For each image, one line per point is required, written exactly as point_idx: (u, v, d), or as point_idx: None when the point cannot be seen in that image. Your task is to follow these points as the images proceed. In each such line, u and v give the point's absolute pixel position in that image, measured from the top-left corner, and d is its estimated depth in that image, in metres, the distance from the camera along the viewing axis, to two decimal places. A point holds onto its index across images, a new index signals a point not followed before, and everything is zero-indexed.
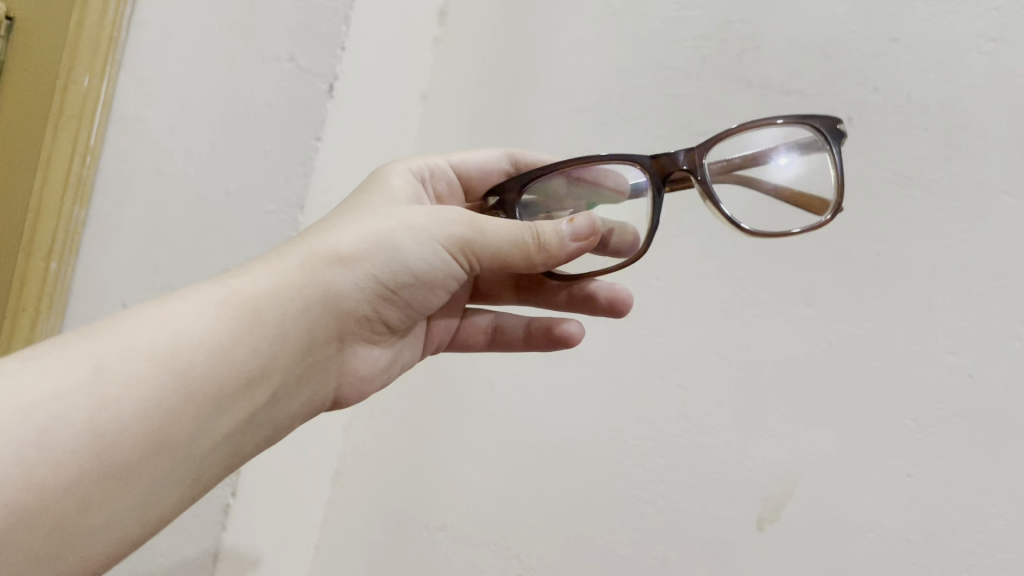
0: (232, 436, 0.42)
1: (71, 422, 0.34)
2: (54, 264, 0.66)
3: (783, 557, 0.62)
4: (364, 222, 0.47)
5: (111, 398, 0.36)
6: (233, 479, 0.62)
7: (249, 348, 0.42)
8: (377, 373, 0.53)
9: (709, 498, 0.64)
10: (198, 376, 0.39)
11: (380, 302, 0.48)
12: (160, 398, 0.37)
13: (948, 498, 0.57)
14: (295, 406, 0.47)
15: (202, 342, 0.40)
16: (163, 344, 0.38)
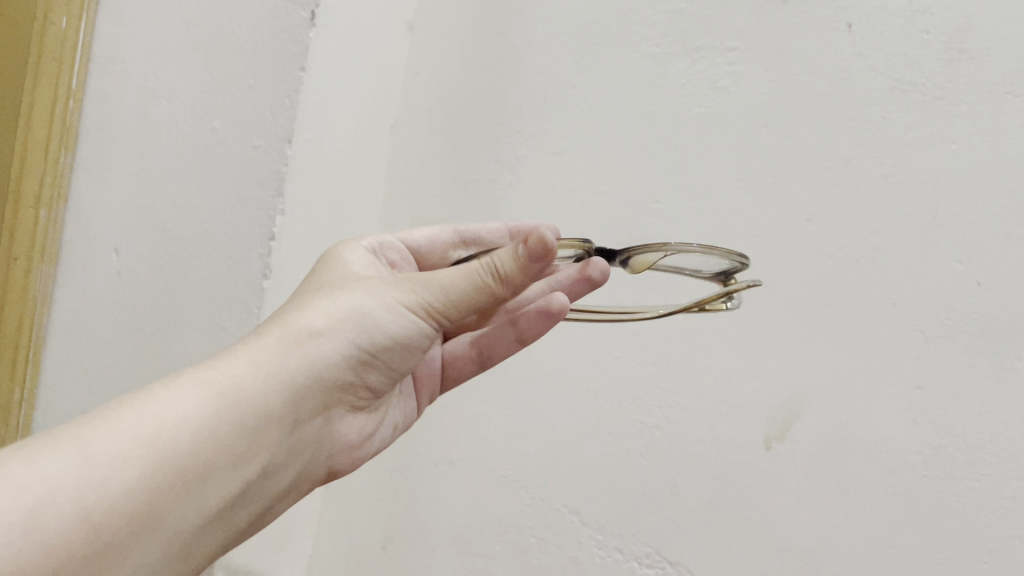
0: (223, 511, 0.41)
1: (59, 505, 0.33)
2: (44, 211, 0.67)
3: (790, 476, 0.61)
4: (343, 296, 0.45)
5: (100, 478, 0.34)
6: None
7: (237, 422, 0.40)
8: (365, 441, 0.51)
9: (715, 420, 0.64)
10: (190, 455, 0.38)
11: (366, 369, 0.46)
12: (150, 478, 0.36)
13: (958, 409, 0.56)
14: (287, 481, 0.45)
15: (189, 421, 0.38)
16: (147, 427, 0.37)
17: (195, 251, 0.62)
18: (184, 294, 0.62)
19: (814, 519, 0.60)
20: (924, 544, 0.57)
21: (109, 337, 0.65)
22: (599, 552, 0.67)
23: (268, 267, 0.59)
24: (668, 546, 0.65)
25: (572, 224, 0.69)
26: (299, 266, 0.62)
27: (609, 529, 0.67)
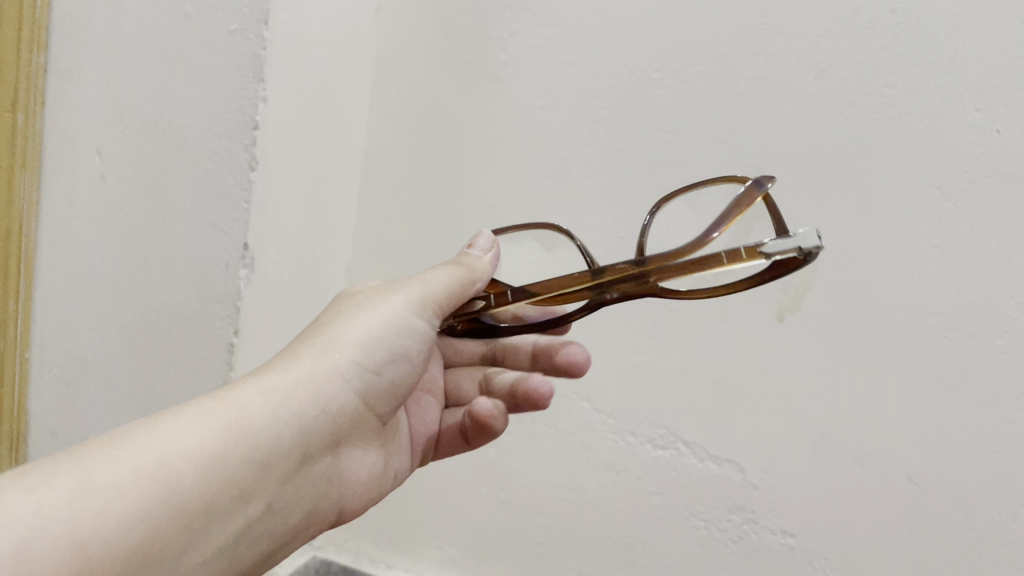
0: (227, 555, 0.36)
1: (58, 533, 0.28)
2: (21, 115, 0.64)
3: (805, 346, 0.59)
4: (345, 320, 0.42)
5: (99, 508, 0.30)
6: (236, 312, 0.58)
7: (244, 453, 0.35)
8: (377, 477, 0.47)
9: (726, 294, 0.61)
10: (198, 488, 0.33)
11: (372, 398, 0.43)
12: (156, 514, 0.31)
13: (978, 265, 0.54)
14: (295, 523, 0.41)
15: (194, 451, 0.34)
16: (150, 455, 0.32)
17: (177, 147, 0.60)
18: (171, 191, 0.60)
19: (830, 388, 0.59)
20: (946, 407, 0.56)
21: (101, 243, 0.64)
22: (613, 437, 0.66)
23: (255, 159, 0.57)
24: (681, 425, 0.63)
25: (568, 100, 0.65)
26: (285, 158, 0.60)
27: (620, 412, 0.65)
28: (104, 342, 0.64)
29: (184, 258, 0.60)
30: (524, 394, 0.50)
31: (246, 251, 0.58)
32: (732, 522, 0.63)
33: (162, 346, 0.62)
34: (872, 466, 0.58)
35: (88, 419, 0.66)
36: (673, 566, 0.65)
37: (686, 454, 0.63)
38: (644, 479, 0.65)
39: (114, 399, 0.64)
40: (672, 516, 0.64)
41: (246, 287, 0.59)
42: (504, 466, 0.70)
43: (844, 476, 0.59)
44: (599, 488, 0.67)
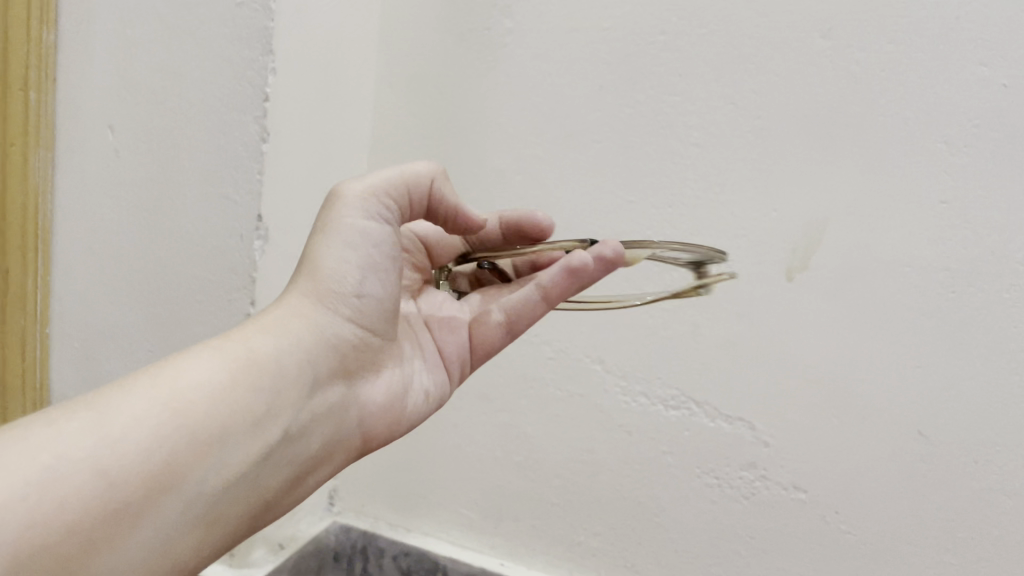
0: (250, 473, 0.37)
1: (79, 458, 0.31)
2: (33, 94, 0.65)
3: (813, 304, 0.60)
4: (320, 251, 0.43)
5: (115, 438, 0.32)
6: (253, 284, 0.60)
7: (245, 384, 0.37)
8: (398, 404, 0.46)
9: (735, 255, 0.62)
10: (204, 409, 0.35)
11: (375, 321, 0.44)
12: (165, 434, 0.33)
13: (985, 219, 0.55)
14: (318, 449, 0.41)
15: (196, 385, 0.36)
16: (156, 391, 0.34)
17: (188, 121, 0.60)
18: (184, 165, 0.61)
19: (839, 344, 0.59)
20: (955, 360, 0.56)
21: (115, 218, 0.64)
22: (624, 398, 0.67)
23: (266, 131, 0.58)
24: (691, 384, 0.64)
25: (575, 64, 0.65)
26: (294, 129, 0.61)
27: (632, 374, 0.66)
28: (122, 315, 0.65)
29: (200, 231, 0.61)
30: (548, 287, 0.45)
31: (261, 221, 0.59)
32: (744, 480, 0.64)
33: (180, 318, 0.63)
34: (882, 420, 0.59)
35: None
36: (686, 524, 0.66)
37: (697, 414, 0.64)
38: (656, 439, 0.66)
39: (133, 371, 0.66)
40: (685, 475, 0.65)
41: (261, 258, 0.60)
42: (518, 429, 0.71)
43: (856, 431, 0.60)
44: (612, 449, 0.68)
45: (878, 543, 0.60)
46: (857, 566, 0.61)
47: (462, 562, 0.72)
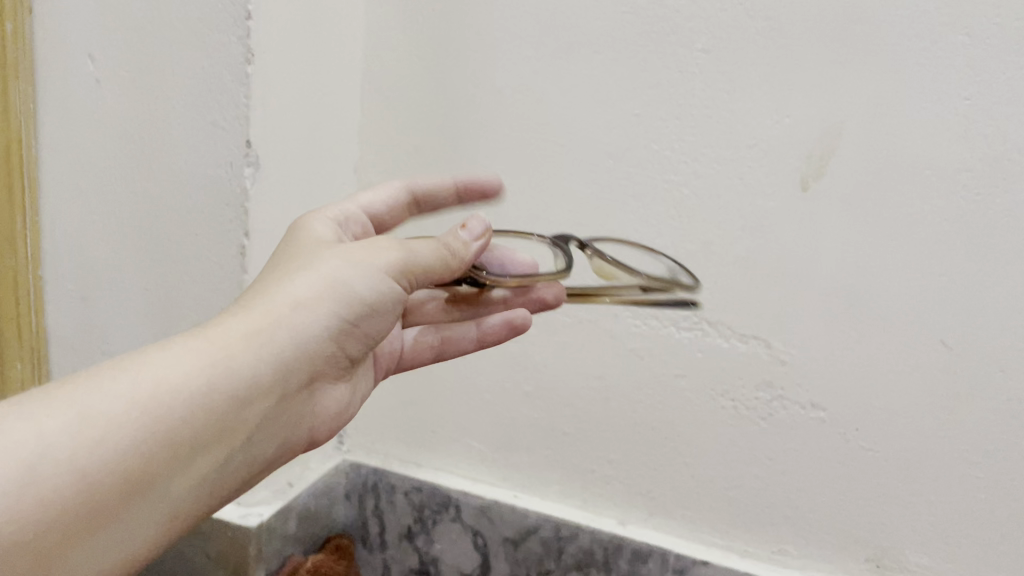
0: (211, 481, 0.38)
1: (59, 460, 0.31)
2: (9, 24, 0.61)
3: (831, 213, 0.57)
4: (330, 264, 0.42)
5: (95, 438, 0.32)
6: (246, 214, 0.58)
7: (234, 389, 0.37)
8: (346, 407, 0.49)
9: (746, 167, 0.59)
10: (184, 420, 0.35)
11: (349, 344, 0.44)
12: (142, 444, 0.33)
13: (1011, 114, 0.52)
14: (271, 451, 0.42)
15: (186, 384, 0.35)
16: (143, 387, 0.34)
17: (168, 44, 0.58)
18: (169, 91, 0.58)
19: (859, 256, 0.57)
20: (980, 266, 0.54)
21: (102, 152, 0.62)
22: (636, 322, 0.65)
23: (250, 50, 0.55)
24: (704, 304, 0.62)
25: None
26: (281, 51, 0.58)
27: None
28: (116, 251, 0.64)
29: (188, 159, 0.59)
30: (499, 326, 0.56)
31: (250, 147, 0.57)
32: (762, 400, 0.62)
33: (174, 252, 0.61)
34: (904, 332, 0.57)
35: (108, 331, 0.65)
36: (702, 448, 0.64)
37: (712, 335, 0.62)
38: (669, 362, 0.64)
39: (131, 309, 0.64)
40: (700, 398, 0.64)
41: (253, 186, 0.58)
42: (527, 359, 0.69)
43: (876, 343, 0.57)
44: (625, 375, 0.66)
45: (901, 460, 0.58)
46: (878, 483, 0.59)
47: (475, 495, 0.71)
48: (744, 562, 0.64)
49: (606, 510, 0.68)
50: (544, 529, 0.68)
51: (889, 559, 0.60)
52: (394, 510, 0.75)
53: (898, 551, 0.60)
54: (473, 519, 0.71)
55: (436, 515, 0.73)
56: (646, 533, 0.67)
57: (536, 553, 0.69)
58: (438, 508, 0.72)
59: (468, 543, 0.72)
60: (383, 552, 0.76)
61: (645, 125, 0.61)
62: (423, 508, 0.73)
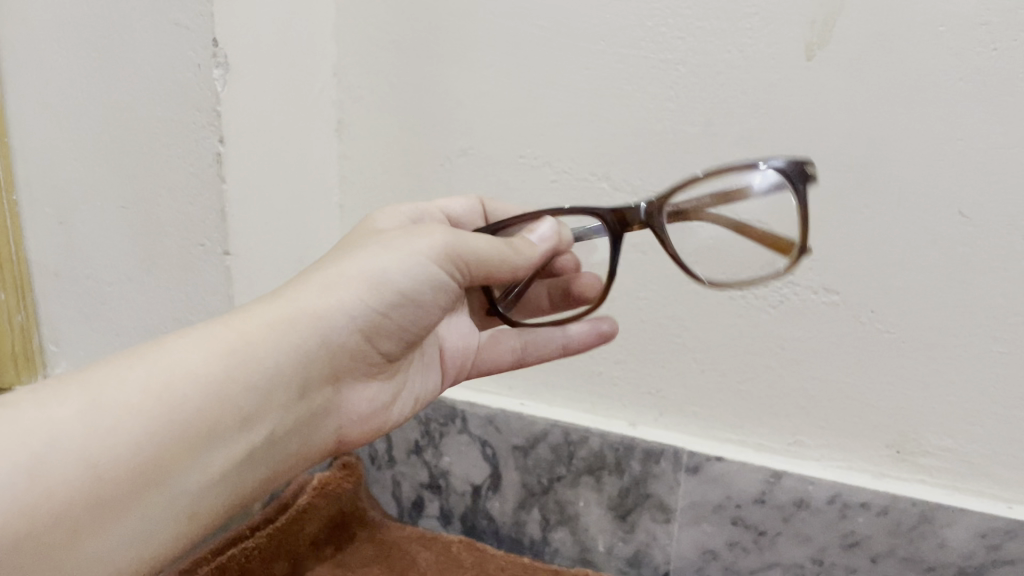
0: (229, 479, 0.37)
1: (69, 449, 0.31)
2: None
3: (839, 82, 0.53)
4: (347, 261, 0.42)
5: (106, 428, 0.32)
6: (218, 118, 0.55)
7: (244, 380, 0.37)
8: (380, 410, 0.49)
9: (746, 39, 0.55)
10: (197, 410, 0.35)
11: (374, 335, 0.44)
12: (156, 433, 0.34)
13: None
14: (294, 450, 0.42)
15: (197, 377, 0.36)
16: (154, 377, 0.35)
17: None
18: None
19: (869, 126, 0.53)
20: (1000, 127, 0.50)
21: (63, 66, 0.59)
22: None
23: None
24: None
25: None
26: None
27: (643, 189, 0.61)
28: (92, 172, 0.61)
29: (154, 65, 0.56)
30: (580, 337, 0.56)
31: (217, 46, 0.53)
32: (772, 288, 0.59)
33: (148, 167, 0.59)
34: (919, 205, 0.53)
35: (93, 254, 0.64)
36: (712, 344, 0.62)
37: None
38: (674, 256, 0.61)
39: (112, 231, 0.62)
40: (707, 291, 0.61)
41: (223, 90, 0.54)
42: None
43: (891, 219, 0.54)
44: (628, 272, 0.63)
45: (919, 340, 0.56)
46: (896, 366, 0.57)
47: (480, 405, 0.69)
48: (759, 456, 0.62)
49: (616, 413, 0.67)
50: (553, 435, 0.67)
51: (910, 444, 0.58)
52: (400, 427, 0.73)
53: (919, 434, 0.58)
54: (480, 430, 0.69)
55: (443, 429, 0.71)
56: (657, 434, 0.65)
57: (546, 461, 0.67)
58: (444, 422, 0.71)
59: (477, 455, 0.70)
60: (391, 468, 0.75)
61: (637, 3, 0.57)
62: (429, 422, 0.71)
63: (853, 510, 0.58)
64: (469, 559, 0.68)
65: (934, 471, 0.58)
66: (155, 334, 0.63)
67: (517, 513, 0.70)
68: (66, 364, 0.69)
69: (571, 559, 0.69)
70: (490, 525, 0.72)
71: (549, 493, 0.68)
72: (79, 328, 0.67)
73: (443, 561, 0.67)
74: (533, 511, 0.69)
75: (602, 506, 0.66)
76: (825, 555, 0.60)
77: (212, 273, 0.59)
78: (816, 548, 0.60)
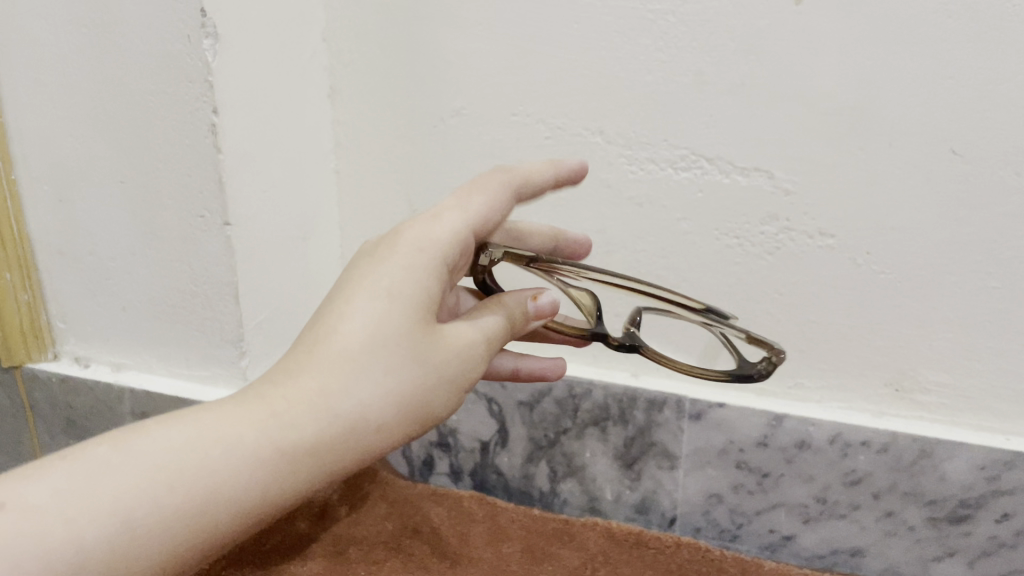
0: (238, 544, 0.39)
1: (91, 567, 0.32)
2: None
3: (829, 24, 0.53)
4: (400, 370, 0.39)
5: (130, 550, 0.33)
6: (211, 89, 0.55)
7: (278, 497, 0.36)
8: None
9: None
10: (224, 525, 0.35)
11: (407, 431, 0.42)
12: (177, 549, 0.34)
13: None
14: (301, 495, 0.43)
15: (232, 497, 0.35)
16: (193, 500, 0.34)
17: None
18: None
19: (860, 68, 0.53)
20: (988, 64, 0.51)
21: (52, 41, 0.59)
22: (632, 169, 0.62)
23: None
24: (702, 141, 0.59)
25: None
26: None
27: (636, 141, 0.61)
28: (88, 147, 0.61)
29: (143, 38, 0.56)
30: (528, 373, 0.55)
31: (205, 17, 0.53)
32: (767, 235, 0.60)
33: (144, 141, 0.59)
34: (910, 146, 0.54)
35: (94, 229, 0.64)
36: (710, 291, 0.63)
37: (711, 172, 0.60)
38: (670, 207, 0.61)
39: (112, 206, 0.62)
40: (705, 239, 0.61)
41: (215, 61, 0.55)
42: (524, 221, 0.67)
43: (883, 160, 0.55)
44: (625, 225, 0.64)
45: (914, 278, 0.57)
46: (893, 306, 0.58)
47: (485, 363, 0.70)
48: (761, 400, 0.63)
49: (618, 363, 0.68)
50: (557, 389, 0.67)
51: (908, 382, 0.59)
52: None
53: (917, 371, 0.59)
54: (485, 387, 0.70)
55: None
56: (659, 383, 0.66)
57: (552, 414, 0.68)
58: None
59: (484, 412, 0.71)
60: None
61: None
62: None
63: (854, 448, 0.60)
64: (480, 511, 0.70)
65: (931, 406, 0.59)
66: (162, 305, 0.64)
67: (525, 467, 0.71)
68: (74, 340, 0.70)
69: (580, 508, 0.70)
70: (499, 480, 0.73)
71: (556, 446, 0.69)
72: (84, 304, 0.68)
73: (455, 515, 0.70)
74: (541, 464, 0.70)
75: (609, 457, 0.68)
76: (828, 494, 0.62)
77: (213, 244, 0.60)
78: (820, 487, 0.62)
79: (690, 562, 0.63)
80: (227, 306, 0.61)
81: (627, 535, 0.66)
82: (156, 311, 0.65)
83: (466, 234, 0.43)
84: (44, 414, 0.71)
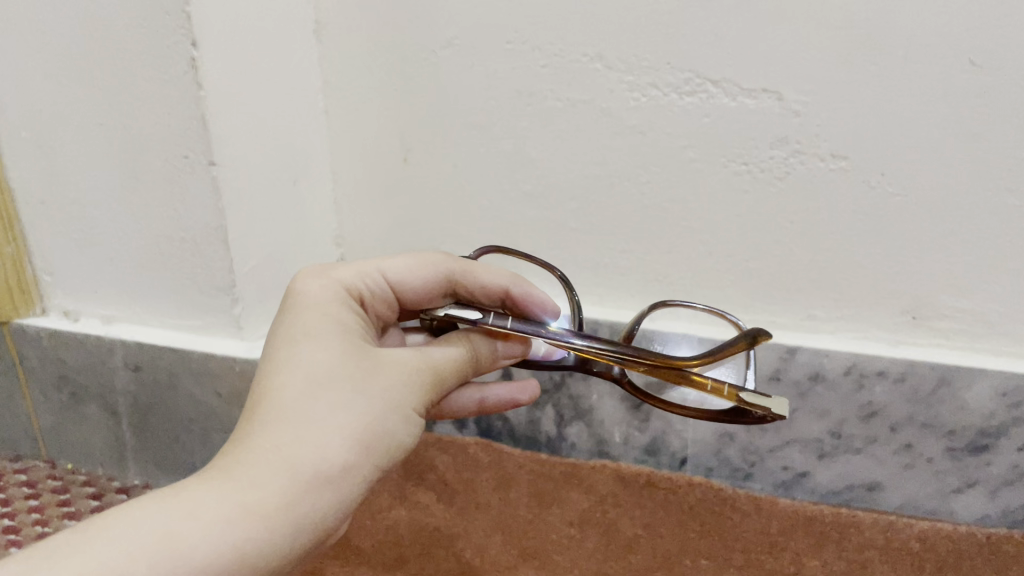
0: None
1: None
2: None
3: None
4: (351, 401, 0.37)
5: None
6: (190, 21, 0.52)
7: (260, 551, 0.32)
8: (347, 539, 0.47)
9: None
10: None
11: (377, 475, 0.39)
12: None
13: None
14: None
15: (211, 555, 0.31)
16: (165, 568, 0.30)
17: None
18: None
19: None
20: None
21: None
22: (633, 96, 0.59)
23: None
24: (707, 63, 0.56)
25: None
26: None
27: (638, 65, 0.58)
28: (64, 88, 0.59)
29: None
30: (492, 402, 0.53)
31: None
32: (776, 159, 0.57)
33: (121, 79, 0.56)
34: (926, 58, 0.51)
35: (76, 175, 0.62)
36: (717, 221, 0.60)
37: (717, 96, 0.57)
38: (674, 134, 0.59)
39: (92, 150, 0.60)
40: (711, 167, 0.59)
41: None
42: (521, 157, 0.64)
43: (898, 74, 0.52)
44: (627, 156, 0.61)
45: (930, 199, 0.54)
46: (908, 229, 0.55)
47: None
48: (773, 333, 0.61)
49: (624, 303, 0.66)
50: None
51: (926, 309, 0.57)
52: None
53: (934, 297, 0.57)
54: None
55: None
56: (666, 320, 0.64)
57: None
58: None
59: None
60: None
61: None
62: None
63: (871, 379, 0.58)
64: (486, 457, 0.68)
65: (950, 333, 0.57)
66: (151, 252, 0.62)
67: (530, 412, 0.69)
68: (62, 293, 0.68)
69: (588, 452, 0.69)
70: (505, 426, 0.71)
71: (561, 389, 0.67)
72: (70, 254, 0.66)
73: (460, 462, 0.68)
74: (547, 409, 0.69)
75: (617, 398, 0.66)
76: (843, 428, 0.60)
77: (199, 186, 0.57)
78: (834, 421, 0.60)
79: (702, 501, 0.62)
80: (217, 251, 0.59)
81: (637, 476, 0.64)
82: (144, 259, 0.63)
83: (368, 273, 0.46)
84: (34, 370, 0.69)
